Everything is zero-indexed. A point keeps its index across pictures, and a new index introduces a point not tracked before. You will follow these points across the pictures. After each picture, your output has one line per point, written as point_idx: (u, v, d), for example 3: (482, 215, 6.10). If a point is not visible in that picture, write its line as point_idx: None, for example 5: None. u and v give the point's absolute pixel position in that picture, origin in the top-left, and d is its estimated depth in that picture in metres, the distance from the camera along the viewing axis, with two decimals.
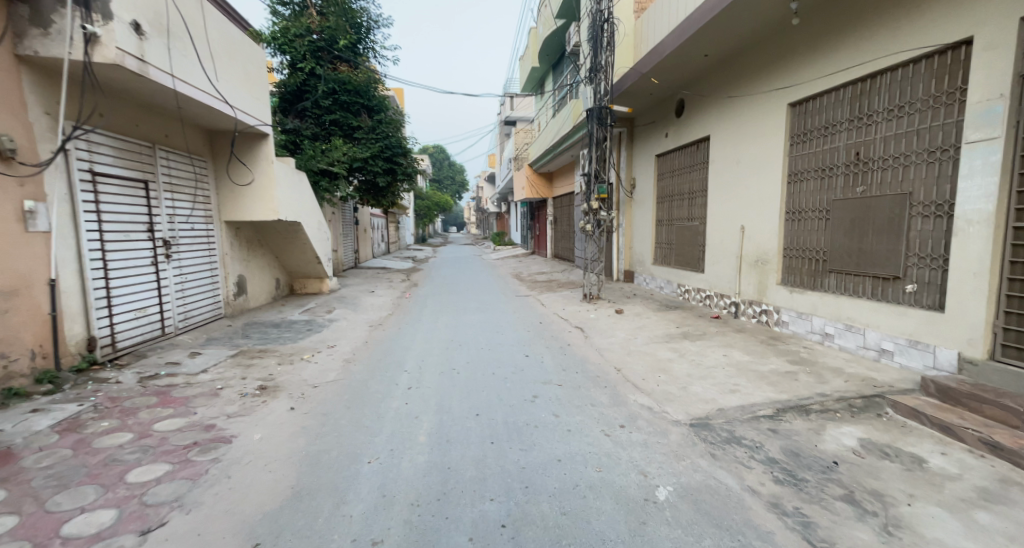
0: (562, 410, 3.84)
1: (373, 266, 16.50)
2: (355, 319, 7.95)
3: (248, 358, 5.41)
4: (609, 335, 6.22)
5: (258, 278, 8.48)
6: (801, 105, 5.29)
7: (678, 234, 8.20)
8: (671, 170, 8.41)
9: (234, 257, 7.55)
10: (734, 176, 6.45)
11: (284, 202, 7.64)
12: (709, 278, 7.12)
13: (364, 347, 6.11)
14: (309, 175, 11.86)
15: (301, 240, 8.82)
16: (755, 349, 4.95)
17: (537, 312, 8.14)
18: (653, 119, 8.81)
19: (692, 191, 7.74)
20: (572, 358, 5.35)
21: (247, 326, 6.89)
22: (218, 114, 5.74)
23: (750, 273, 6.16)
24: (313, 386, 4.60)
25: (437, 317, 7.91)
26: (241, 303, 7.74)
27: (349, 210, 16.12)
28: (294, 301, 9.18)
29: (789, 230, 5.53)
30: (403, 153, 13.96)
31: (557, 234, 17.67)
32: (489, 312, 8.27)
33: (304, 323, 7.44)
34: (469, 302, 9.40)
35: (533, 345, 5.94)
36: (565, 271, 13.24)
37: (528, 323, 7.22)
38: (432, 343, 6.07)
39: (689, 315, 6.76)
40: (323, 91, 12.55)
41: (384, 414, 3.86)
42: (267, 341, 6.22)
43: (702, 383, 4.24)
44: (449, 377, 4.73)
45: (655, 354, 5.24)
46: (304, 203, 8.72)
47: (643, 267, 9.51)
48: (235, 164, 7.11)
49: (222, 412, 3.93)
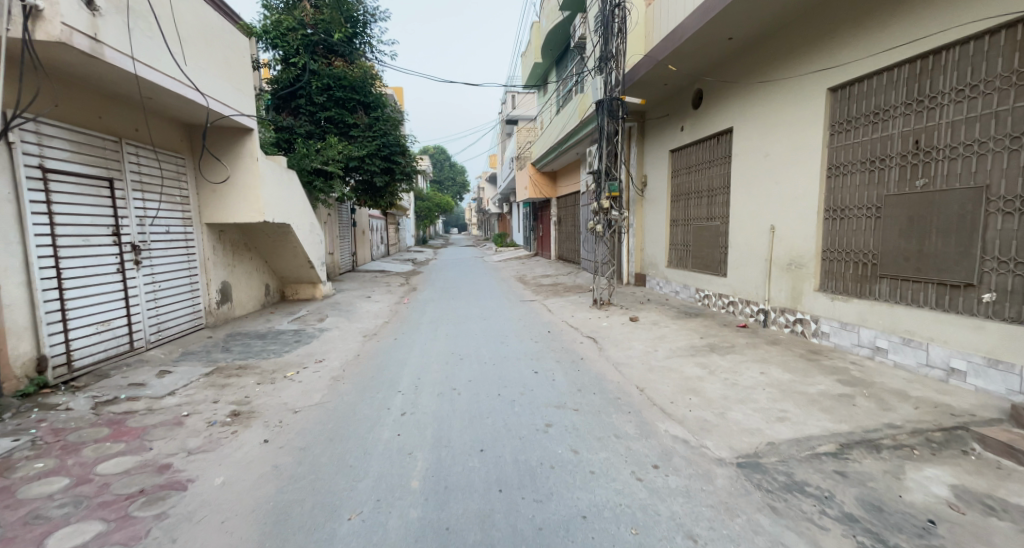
0: (580, 443, 3.25)
1: (371, 269, 15.92)
2: (348, 329, 7.37)
3: (224, 376, 4.83)
4: (625, 347, 5.62)
5: (245, 284, 7.92)
6: (843, 88, 4.71)
7: (696, 235, 7.60)
8: (687, 166, 7.82)
9: (217, 262, 6.99)
10: (763, 170, 5.85)
11: (271, 203, 7.08)
12: (733, 283, 6.53)
13: (356, 361, 5.52)
14: (302, 175, 11.31)
15: (291, 243, 8.26)
16: (796, 366, 4.36)
17: (544, 319, 7.55)
18: (667, 111, 8.23)
19: (712, 188, 7.15)
20: (587, 375, 4.76)
21: (229, 338, 6.32)
22: (191, 104, 5.20)
23: (781, 278, 5.57)
24: (292, 412, 4.02)
25: (436, 326, 7.34)
26: (225, 312, 7.18)
27: (346, 211, 15.59)
28: (285, 308, 8.61)
29: (828, 230, 4.93)
30: (401, 152, 13.39)
31: (561, 235, 17.11)
32: (492, 319, 7.69)
33: (292, 333, 6.87)
34: (472, 308, 8.83)
35: (543, 359, 5.36)
36: (571, 274, 12.66)
37: (535, 333, 6.63)
38: (431, 357, 5.50)
39: (712, 324, 6.16)
40: (318, 87, 12.00)
41: (373, 450, 3.27)
42: (250, 355, 5.65)
43: (742, 409, 3.65)
44: (449, 401, 4.14)
45: (681, 371, 4.65)
46: (294, 203, 8.16)
47: (656, 271, 8.93)
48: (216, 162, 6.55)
49: (182, 447, 3.35)
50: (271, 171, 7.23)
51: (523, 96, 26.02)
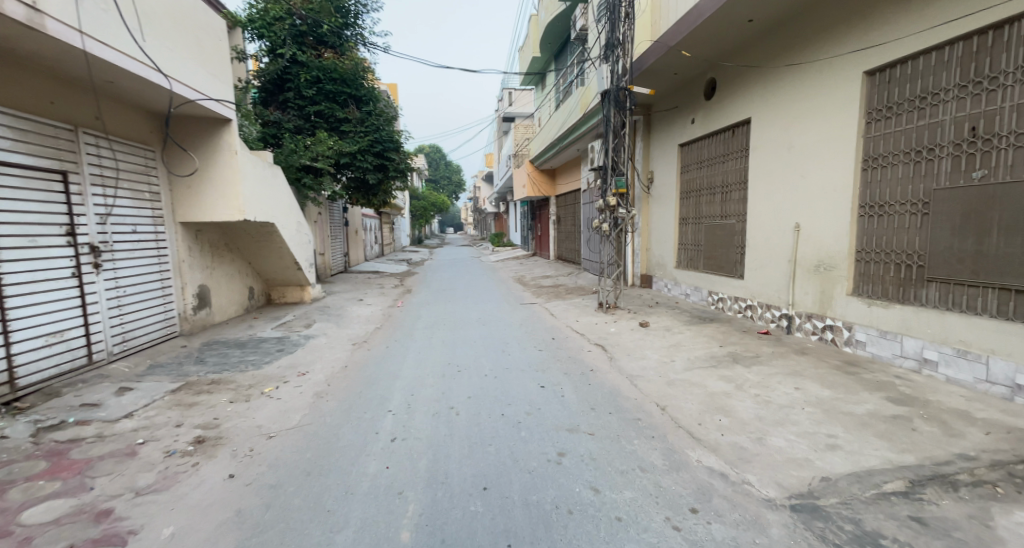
0: (600, 479, 2.77)
1: (364, 270, 15.39)
2: (336, 336, 6.85)
3: (192, 394, 4.33)
4: (637, 356, 5.15)
5: (226, 288, 7.40)
6: (882, 70, 4.24)
7: (708, 234, 7.15)
8: (699, 160, 7.35)
9: (194, 264, 6.48)
10: (786, 163, 5.38)
11: (252, 199, 6.56)
12: (751, 286, 6.08)
13: (342, 374, 5.02)
14: (290, 172, 10.76)
15: (275, 243, 7.75)
16: (833, 381, 3.89)
17: (547, 324, 7.07)
18: (676, 103, 7.76)
19: (726, 184, 6.68)
20: (599, 390, 4.28)
21: (204, 348, 5.80)
22: (154, 87, 4.70)
23: (807, 281, 5.11)
24: (266, 437, 3.52)
25: (432, 332, 6.84)
26: (203, 318, 6.67)
27: (339, 210, 15.06)
28: (270, 313, 8.09)
29: (864, 229, 4.46)
30: (394, 148, 12.86)
31: (560, 235, 16.63)
32: (491, 324, 7.20)
33: (275, 341, 6.34)
34: (470, 312, 8.35)
35: (549, 371, 4.87)
36: (572, 275, 12.16)
37: (538, 340, 6.14)
38: (426, 369, 5.00)
39: (730, 330, 5.69)
40: (306, 79, 11.46)
41: (354, 489, 2.78)
42: (225, 367, 5.15)
43: (783, 434, 3.17)
44: (445, 423, 3.64)
45: (704, 386, 4.17)
46: (279, 200, 7.63)
47: (664, 272, 8.47)
48: (189, 154, 6.08)
49: (130, 486, 2.87)
50: (252, 165, 6.71)
51: (520, 92, 25.53)
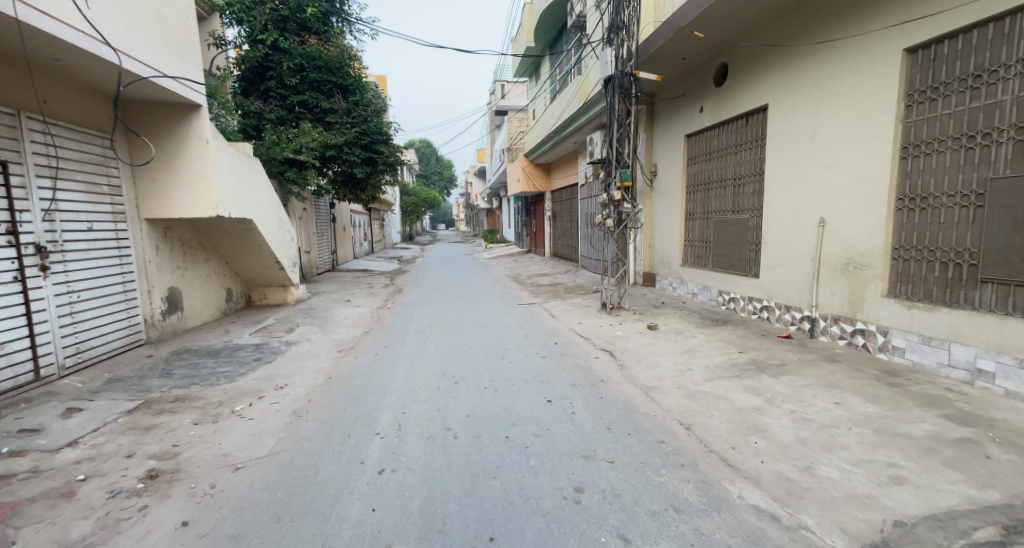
0: (628, 524, 2.32)
1: (352, 269, 14.80)
2: (321, 341, 6.33)
3: (151, 414, 3.80)
4: (651, 364, 4.71)
5: (201, 290, 6.85)
6: (926, 47, 3.86)
7: (718, 230, 6.73)
8: (707, 152, 6.92)
9: (162, 264, 5.93)
10: (809, 153, 4.96)
11: (226, 194, 6.02)
12: (767, 285, 5.66)
13: (325, 386, 4.51)
14: (272, 165, 10.16)
15: (254, 241, 7.20)
16: (877, 395, 3.47)
17: (547, 327, 6.61)
18: (682, 91, 7.31)
19: (738, 176, 6.25)
20: (613, 404, 3.83)
21: (172, 358, 5.25)
22: (103, 64, 4.16)
23: (834, 280, 4.69)
24: (232, 469, 3.01)
25: (424, 337, 6.35)
26: (173, 323, 6.12)
27: (325, 206, 14.45)
28: (249, 317, 7.53)
29: (902, 223, 4.06)
30: (383, 141, 12.31)
31: (556, 231, 16.19)
32: (487, 328, 6.72)
33: (252, 349, 5.81)
34: (465, 314, 7.85)
35: (554, 382, 4.41)
36: (569, 273, 11.72)
37: (540, 346, 5.67)
38: (418, 381, 4.51)
39: (748, 333, 5.27)
40: (289, 67, 10.86)
41: (334, 540, 2.30)
42: (193, 380, 4.62)
43: (835, 462, 2.76)
44: (443, 449, 3.17)
45: (730, 399, 3.73)
46: (258, 195, 7.06)
47: (668, 270, 8.04)
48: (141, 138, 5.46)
49: (60, 540, 2.36)
50: (227, 155, 6.15)
51: (513, 85, 25.03)
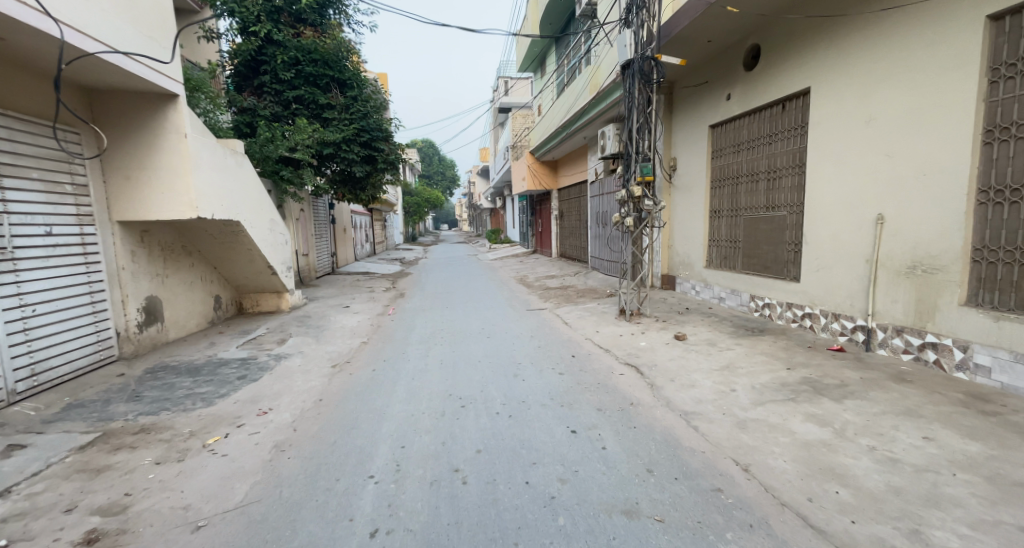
0: None
1: (353, 272, 14.29)
2: (314, 354, 5.76)
3: (106, 453, 3.25)
4: (685, 384, 4.11)
5: (185, 299, 6.31)
6: (1015, 13, 3.28)
7: (748, 229, 6.14)
8: (735, 143, 6.34)
9: (138, 271, 5.40)
10: (864, 140, 4.37)
11: (208, 193, 5.48)
12: (810, 290, 5.06)
13: (314, 412, 3.95)
14: (267, 164, 9.62)
15: (243, 244, 6.65)
16: (974, 427, 2.87)
17: (562, 336, 6.03)
18: (706, 78, 6.73)
19: (774, 169, 5.65)
20: (647, 435, 3.26)
21: (145, 378, 4.71)
22: (43, 38, 3.57)
23: (894, 286, 4.10)
24: (190, 529, 2.45)
25: (427, 348, 5.78)
26: (152, 336, 5.59)
27: (324, 206, 13.92)
28: (238, 326, 7.00)
29: (986, 220, 3.47)
30: (383, 138, 11.75)
31: (563, 231, 15.61)
32: (496, 337, 6.15)
33: (237, 365, 5.23)
34: (471, 321, 7.28)
35: (576, 405, 3.84)
36: (579, 275, 11.15)
37: (555, 360, 5.09)
38: (421, 405, 3.94)
39: (792, 345, 4.67)
40: (284, 61, 10.33)
41: None
42: (165, 406, 4.09)
43: (948, 525, 2.17)
44: (449, 499, 2.60)
45: (791, 429, 3.14)
46: (246, 194, 6.52)
47: (690, 272, 7.46)
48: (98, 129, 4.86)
49: None
50: (210, 150, 5.61)
51: (517, 82, 24.52)
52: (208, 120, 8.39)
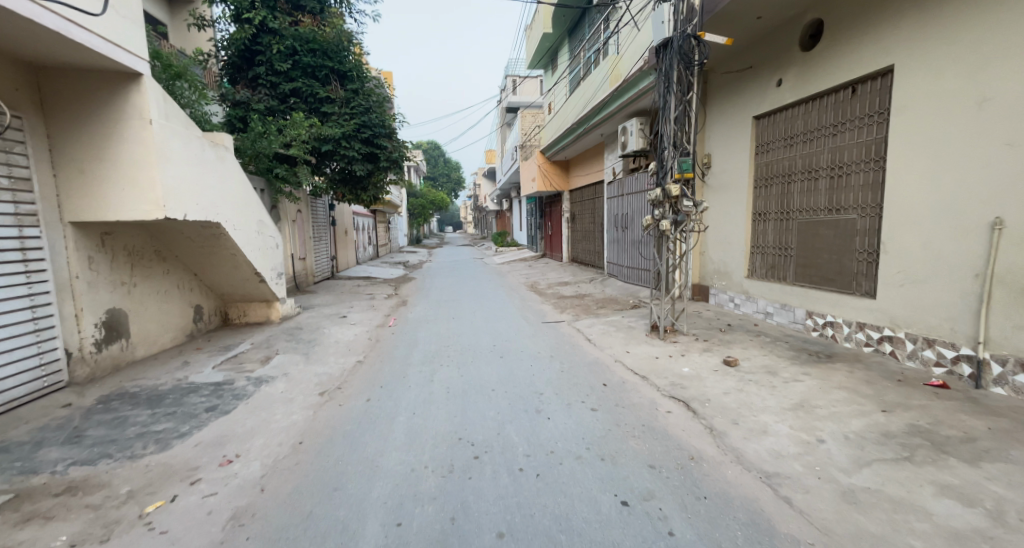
0: None
1: (354, 276, 13.55)
2: (301, 377, 4.97)
3: (10, 527, 2.48)
4: (755, 429, 3.30)
5: (158, 310, 5.55)
6: None
7: (802, 234, 5.34)
8: (786, 136, 5.53)
9: (97, 281, 4.66)
10: (979, 128, 3.57)
11: (180, 189, 4.74)
12: (890, 309, 4.25)
13: (291, 462, 3.16)
14: (260, 161, 8.86)
15: (225, 248, 5.89)
16: None
17: (587, 358, 5.21)
18: (750, 63, 5.93)
19: (839, 164, 4.83)
20: (724, 512, 2.44)
21: (95, 410, 3.93)
22: None
23: (1019, 307, 3.30)
24: None
25: (432, 371, 4.99)
26: (114, 355, 4.82)
27: (323, 207, 13.16)
28: (219, 340, 6.22)
29: None
30: (386, 135, 10.94)
31: (575, 235, 14.82)
32: (511, 357, 5.35)
33: (209, 392, 4.43)
34: (480, 335, 6.47)
35: (621, 457, 3.03)
36: (595, 283, 10.34)
37: (584, 389, 4.28)
38: (425, 455, 3.14)
39: (876, 378, 3.85)
40: (280, 51, 9.65)
41: None
42: (109, 451, 3.31)
43: None
44: None
45: (926, 510, 2.35)
46: (229, 192, 5.77)
47: (727, 282, 6.64)
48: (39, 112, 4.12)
49: None
50: (183, 140, 4.85)
51: (525, 80, 23.86)
52: (194, 112, 7.61)
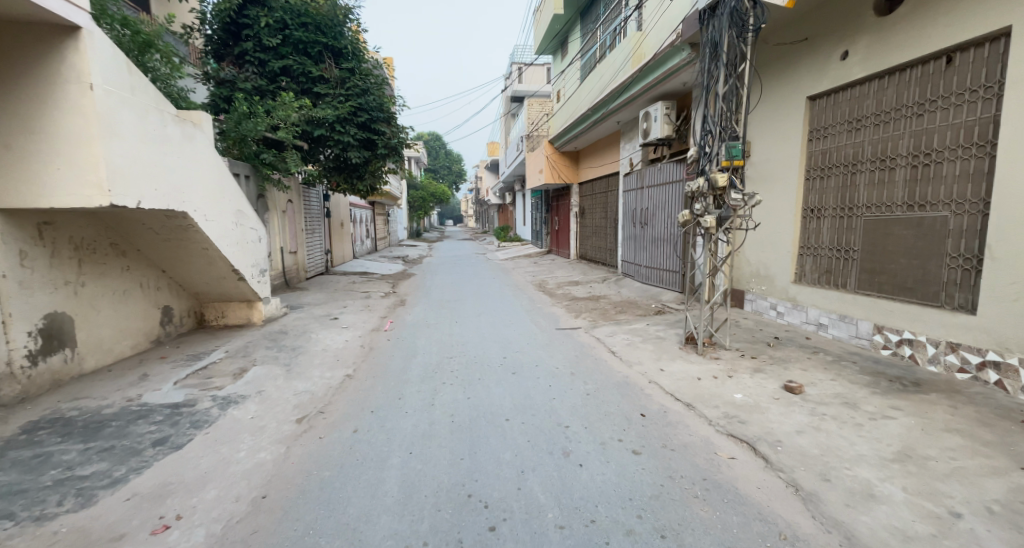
0: None
1: (349, 272, 12.76)
2: (277, 396, 4.19)
3: None
4: (856, 491, 2.53)
5: (114, 314, 4.75)
6: None
7: (871, 233, 4.55)
8: (851, 118, 4.74)
9: (32, 280, 3.87)
10: None
11: (132, 172, 3.92)
12: (996, 329, 3.49)
13: (246, 531, 2.38)
14: (245, 145, 8.03)
15: (194, 241, 5.10)
16: None
17: (615, 377, 4.43)
18: (807, 35, 5.15)
19: (925, 151, 4.04)
20: None
21: (11, 445, 3.15)
22: None
23: None
24: None
25: (435, 390, 4.22)
26: (54, 369, 4.04)
27: (318, 198, 12.34)
28: (190, 347, 5.43)
29: None
30: (385, 119, 10.10)
31: (584, 231, 14.01)
32: (525, 374, 4.56)
33: (162, 418, 3.65)
34: (488, 344, 5.67)
35: (688, 534, 2.25)
36: (609, 283, 9.56)
37: (619, 420, 3.51)
38: (425, 525, 2.36)
39: (991, 418, 3.09)
40: (269, 25, 8.81)
41: None
42: (12, 510, 2.53)
43: None
44: None
45: None
46: (199, 177, 4.98)
47: (768, 286, 5.87)
48: None
49: None
50: (136, 112, 4.04)
51: (530, 68, 22.94)
52: (167, 88, 6.72)
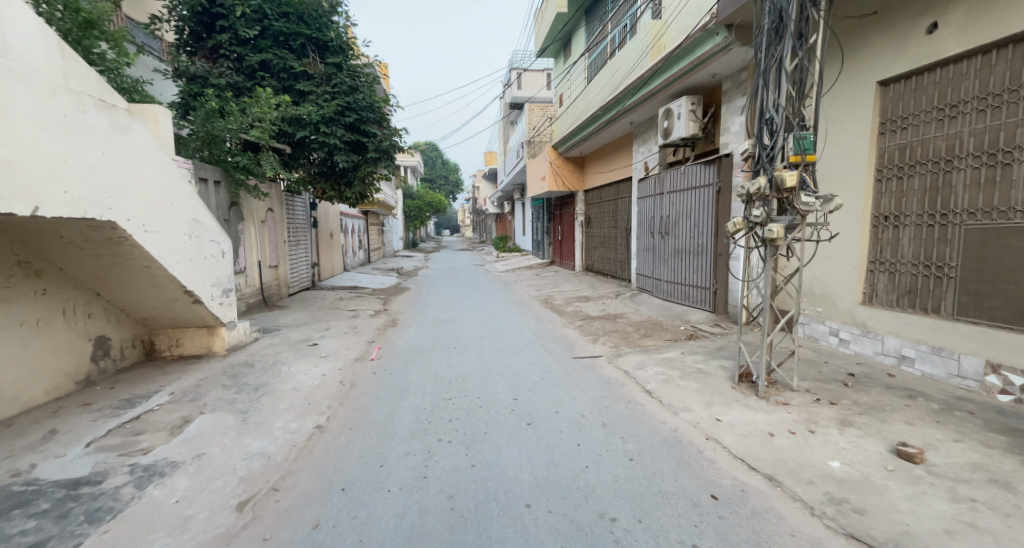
0: None
1: (338, 286, 11.75)
2: (220, 462, 3.18)
3: None
4: None
5: (22, 351, 3.75)
6: None
7: (976, 245, 3.62)
8: (941, 104, 3.86)
9: None
10: None
11: (23, 166, 2.94)
12: None
13: None
14: (216, 146, 7.09)
15: (131, 258, 4.13)
16: None
17: (661, 431, 3.44)
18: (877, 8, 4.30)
19: None
20: None
21: None
22: None
23: None
24: None
25: (428, 452, 3.22)
26: None
27: (302, 207, 11.35)
28: (128, 387, 4.43)
29: None
30: (376, 120, 9.18)
31: (591, 241, 13.08)
32: (542, 425, 3.59)
33: (50, 505, 2.64)
34: (493, 380, 4.68)
35: None
36: (624, 300, 8.59)
37: (684, 507, 2.52)
38: None
39: None
40: (245, 15, 7.93)
41: None
42: None
43: None
44: None
45: None
46: (136, 178, 4.02)
47: (827, 308, 4.93)
48: None
49: None
50: (39, 92, 3.10)
51: (529, 73, 22.19)
52: (117, 80, 5.73)
